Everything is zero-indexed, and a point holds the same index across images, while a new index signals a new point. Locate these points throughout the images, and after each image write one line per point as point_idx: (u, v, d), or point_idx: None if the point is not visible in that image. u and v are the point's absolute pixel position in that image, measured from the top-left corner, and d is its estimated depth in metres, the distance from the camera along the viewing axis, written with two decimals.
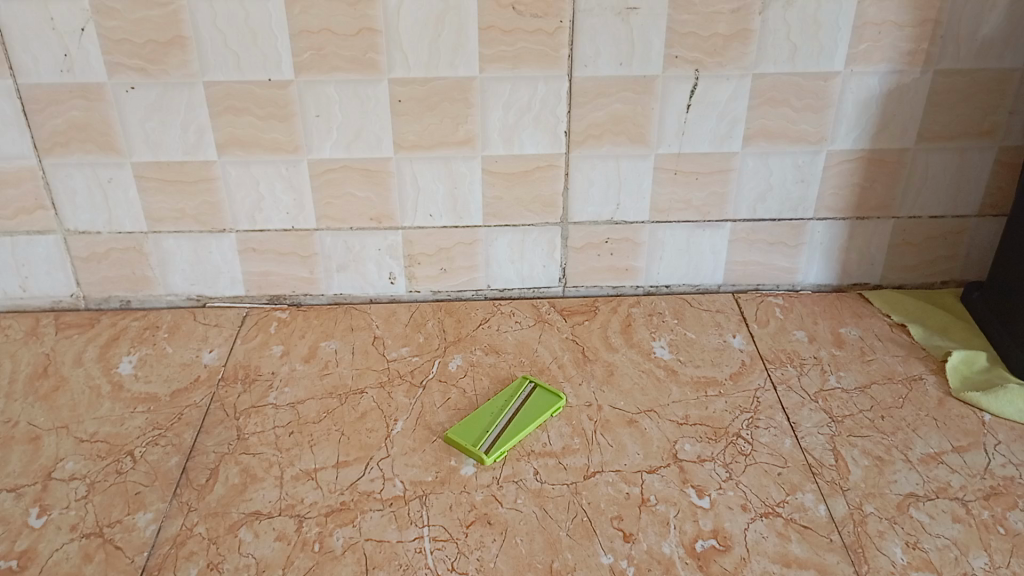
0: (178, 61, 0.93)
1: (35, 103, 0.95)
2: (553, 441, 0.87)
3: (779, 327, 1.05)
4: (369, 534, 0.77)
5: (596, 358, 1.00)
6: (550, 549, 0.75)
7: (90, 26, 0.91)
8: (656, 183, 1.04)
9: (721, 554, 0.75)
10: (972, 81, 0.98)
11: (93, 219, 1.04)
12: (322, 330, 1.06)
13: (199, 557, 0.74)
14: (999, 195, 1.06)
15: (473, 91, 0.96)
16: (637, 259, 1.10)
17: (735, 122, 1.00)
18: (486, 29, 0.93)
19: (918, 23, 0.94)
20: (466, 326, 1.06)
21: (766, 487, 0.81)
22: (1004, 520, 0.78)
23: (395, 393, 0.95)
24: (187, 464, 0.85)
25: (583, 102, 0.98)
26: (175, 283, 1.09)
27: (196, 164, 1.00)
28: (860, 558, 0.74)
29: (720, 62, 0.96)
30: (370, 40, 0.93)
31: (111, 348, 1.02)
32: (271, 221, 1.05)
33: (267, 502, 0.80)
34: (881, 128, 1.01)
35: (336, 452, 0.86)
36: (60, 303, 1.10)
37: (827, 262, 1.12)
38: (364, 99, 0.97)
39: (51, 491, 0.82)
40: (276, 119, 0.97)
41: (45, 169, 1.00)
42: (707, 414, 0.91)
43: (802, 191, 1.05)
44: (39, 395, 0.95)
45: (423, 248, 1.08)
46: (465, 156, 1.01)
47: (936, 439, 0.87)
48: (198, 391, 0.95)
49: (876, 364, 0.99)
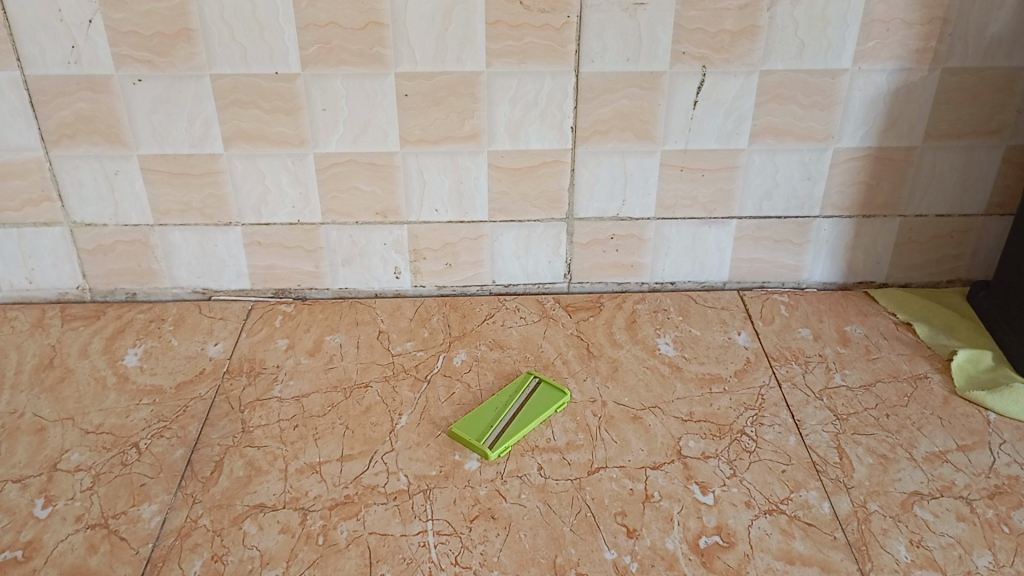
0: (185, 53, 0.93)
1: (42, 95, 0.95)
2: (557, 436, 0.87)
3: (783, 325, 1.05)
4: (372, 528, 0.77)
5: (600, 354, 1.00)
6: (554, 544, 0.75)
7: (97, 18, 0.91)
8: (662, 179, 1.04)
9: (725, 551, 0.75)
10: (979, 79, 0.98)
11: (99, 212, 1.04)
12: (327, 324, 1.06)
13: (203, 549, 0.75)
14: (1006, 194, 1.06)
15: (479, 86, 0.96)
16: (642, 256, 1.10)
17: (742, 119, 1.00)
18: (494, 24, 0.93)
19: (926, 20, 0.94)
20: (471, 322, 1.06)
21: (770, 485, 0.81)
22: (1008, 519, 0.78)
23: (400, 387, 0.95)
24: (191, 456, 0.85)
25: (590, 97, 0.98)
26: (180, 276, 1.09)
27: (201, 157, 1.00)
28: (863, 556, 0.74)
29: (727, 58, 0.96)
30: (377, 34, 0.93)
31: (116, 340, 1.03)
32: (277, 215, 1.05)
33: (272, 495, 0.80)
34: (889, 126, 1.01)
35: (341, 446, 0.86)
36: (66, 295, 1.10)
37: (832, 260, 1.11)
38: (370, 93, 0.96)
39: (56, 482, 0.82)
40: (282, 112, 0.97)
41: (51, 161, 1.00)
42: (711, 411, 0.91)
43: (808, 188, 1.05)
44: (45, 387, 0.95)
45: (428, 243, 1.08)
46: (471, 151, 1.01)
47: (940, 438, 0.87)
48: (204, 384, 0.95)
49: (881, 363, 0.99)
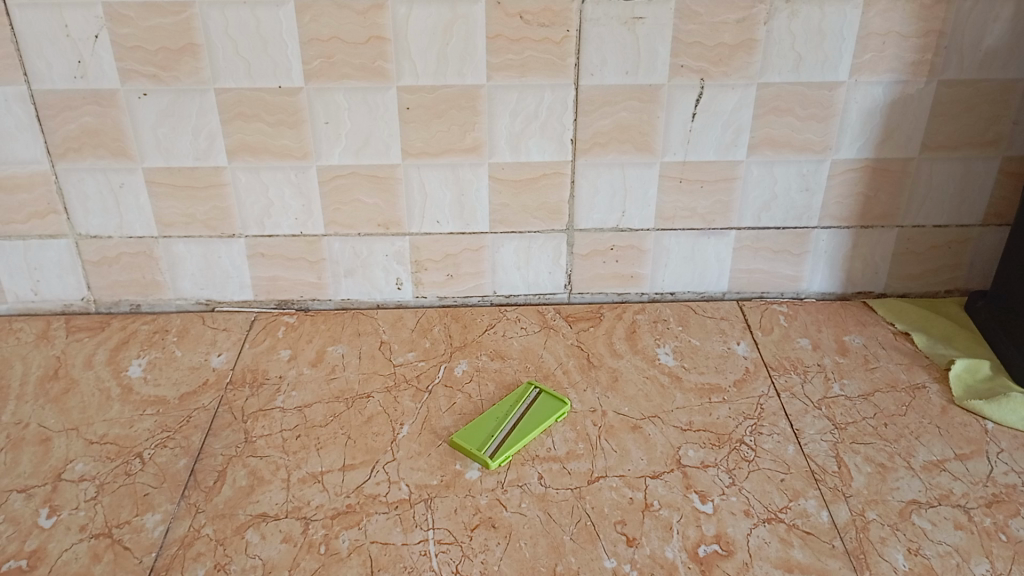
0: (189, 68, 0.95)
1: (49, 109, 0.97)
2: (558, 445, 0.88)
3: (783, 335, 1.06)
4: (374, 536, 0.77)
5: (601, 364, 1.01)
6: (554, 553, 0.76)
7: (102, 33, 0.93)
8: (661, 191, 1.05)
9: (724, 559, 0.75)
10: (975, 91, 0.99)
11: (105, 224, 1.05)
12: (330, 335, 1.07)
13: (206, 558, 0.75)
14: (1003, 205, 1.07)
15: (479, 99, 0.98)
16: (642, 266, 1.11)
17: (740, 131, 1.01)
18: (494, 38, 0.94)
19: (923, 33, 0.95)
20: (472, 332, 1.07)
21: (769, 493, 0.82)
22: (1005, 527, 0.78)
23: (402, 397, 0.95)
24: (195, 466, 0.86)
25: (590, 110, 0.99)
26: (184, 287, 1.10)
27: (205, 170, 1.01)
28: (862, 564, 0.74)
29: (725, 71, 0.97)
30: (379, 48, 0.94)
31: (120, 351, 1.04)
32: (280, 226, 1.06)
33: (275, 504, 0.81)
34: (886, 137, 1.02)
35: (343, 455, 0.87)
36: (71, 307, 1.11)
37: (831, 270, 1.12)
38: (373, 105, 0.98)
39: (61, 492, 0.83)
40: (286, 126, 0.99)
41: (57, 174, 1.01)
42: (711, 420, 0.92)
43: (806, 200, 1.06)
44: (50, 397, 0.96)
45: (430, 254, 1.09)
46: (473, 163, 1.02)
47: (938, 446, 0.88)
48: (207, 394, 0.96)
49: (880, 372, 0.99)
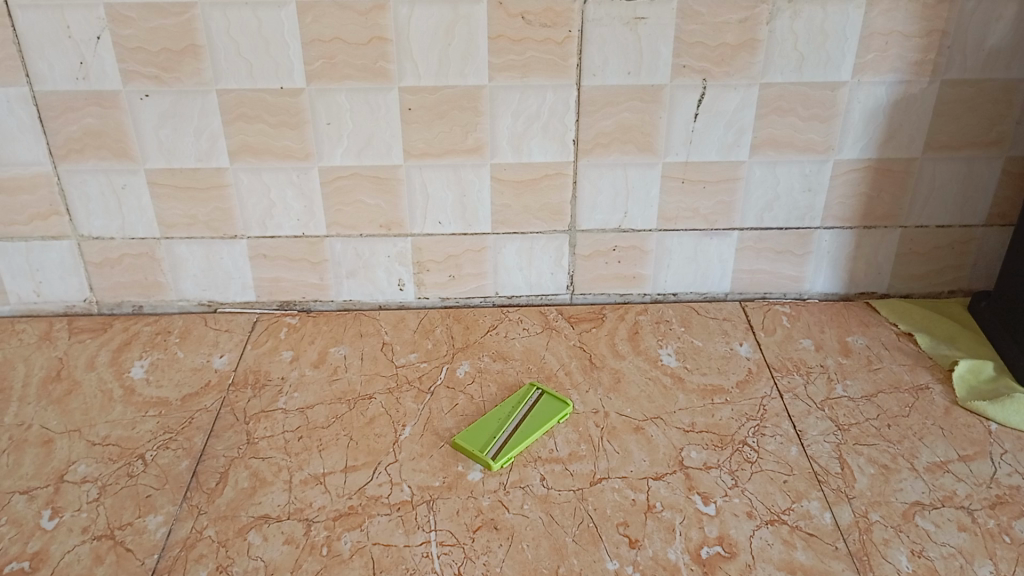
0: (191, 69, 0.95)
1: (51, 110, 0.97)
2: (560, 447, 0.88)
3: (785, 335, 1.06)
4: (376, 538, 0.77)
5: (603, 365, 1.00)
6: (556, 555, 0.75)
7: (104, 34, 0.93)
8: (664, 191, 1.05)
9: (726, 561, 0.75)
10: (978, 91, 0.98)
11: (107, 225, 1.05)
12: (332, 336, 1.07)
13: (208, 560, 0.75)
14: (1007, 205, 1.07)
15: (481, 99, 0.97)
16: (645, 267, 1.11)
17: (742, 132, 1.01)
18: (497, 39, 0.94)
19: (925, 33, 0.95)
20: (474, 333, 1.07)
21: (771, 495, 0.82)
22: (1009, 529, 0.78)
23: (404, 399, 0.95)
24: (197, 467, 0.86)
25: (592, 110, 0.99)
26: (186, 288, 1.10)
27: (208, 171, 1.01)
28: (865, 565, 0.74)
29: (727, 71, 0.97)
30: (381, 49, 0.94)
31: (122, 352, 1.04)
32: (282, 227, 1.06)
33: (277, 505, 0.81)
34: (889, 137, 1.01)
35: (345, 457, 0.87)
36: (73, 308, 1.11)
37: (834, 270, 1.12)
38: (375, 106, 0.98)
39: (63, 494, 0.83)
40: (288, 127, 0.99)
41: (59, 175, 1.01)
42: (714, 421, 0.91)
43: (809, 200, 1.06)
44: (52, 399, 0.96)
45: (432, 255, 1.09)
46: (475, 163, 1.02)
47: (942, 448, 0.87)
48: (209, 396, 0.96)
49: (883, 373, 0.99)
